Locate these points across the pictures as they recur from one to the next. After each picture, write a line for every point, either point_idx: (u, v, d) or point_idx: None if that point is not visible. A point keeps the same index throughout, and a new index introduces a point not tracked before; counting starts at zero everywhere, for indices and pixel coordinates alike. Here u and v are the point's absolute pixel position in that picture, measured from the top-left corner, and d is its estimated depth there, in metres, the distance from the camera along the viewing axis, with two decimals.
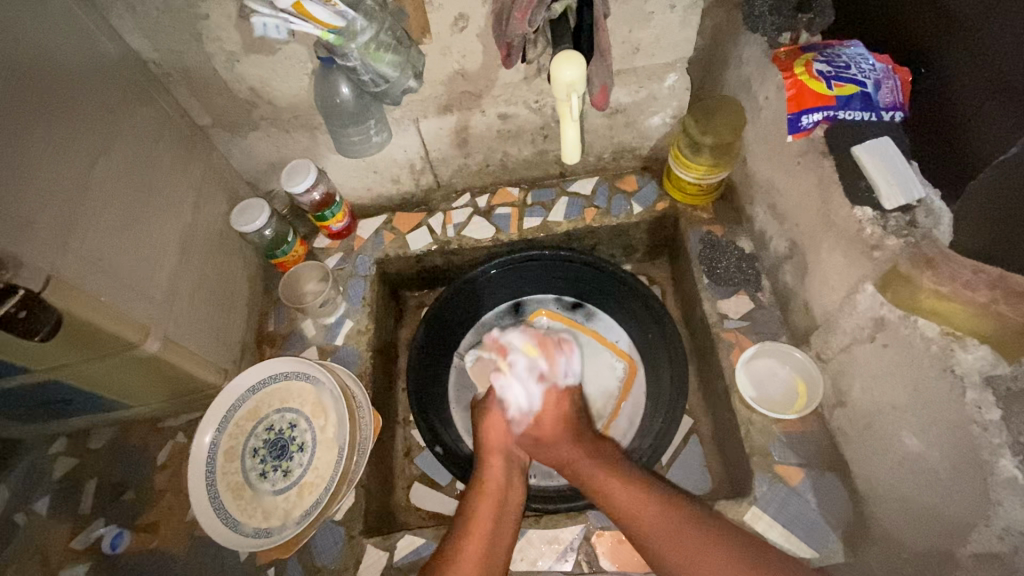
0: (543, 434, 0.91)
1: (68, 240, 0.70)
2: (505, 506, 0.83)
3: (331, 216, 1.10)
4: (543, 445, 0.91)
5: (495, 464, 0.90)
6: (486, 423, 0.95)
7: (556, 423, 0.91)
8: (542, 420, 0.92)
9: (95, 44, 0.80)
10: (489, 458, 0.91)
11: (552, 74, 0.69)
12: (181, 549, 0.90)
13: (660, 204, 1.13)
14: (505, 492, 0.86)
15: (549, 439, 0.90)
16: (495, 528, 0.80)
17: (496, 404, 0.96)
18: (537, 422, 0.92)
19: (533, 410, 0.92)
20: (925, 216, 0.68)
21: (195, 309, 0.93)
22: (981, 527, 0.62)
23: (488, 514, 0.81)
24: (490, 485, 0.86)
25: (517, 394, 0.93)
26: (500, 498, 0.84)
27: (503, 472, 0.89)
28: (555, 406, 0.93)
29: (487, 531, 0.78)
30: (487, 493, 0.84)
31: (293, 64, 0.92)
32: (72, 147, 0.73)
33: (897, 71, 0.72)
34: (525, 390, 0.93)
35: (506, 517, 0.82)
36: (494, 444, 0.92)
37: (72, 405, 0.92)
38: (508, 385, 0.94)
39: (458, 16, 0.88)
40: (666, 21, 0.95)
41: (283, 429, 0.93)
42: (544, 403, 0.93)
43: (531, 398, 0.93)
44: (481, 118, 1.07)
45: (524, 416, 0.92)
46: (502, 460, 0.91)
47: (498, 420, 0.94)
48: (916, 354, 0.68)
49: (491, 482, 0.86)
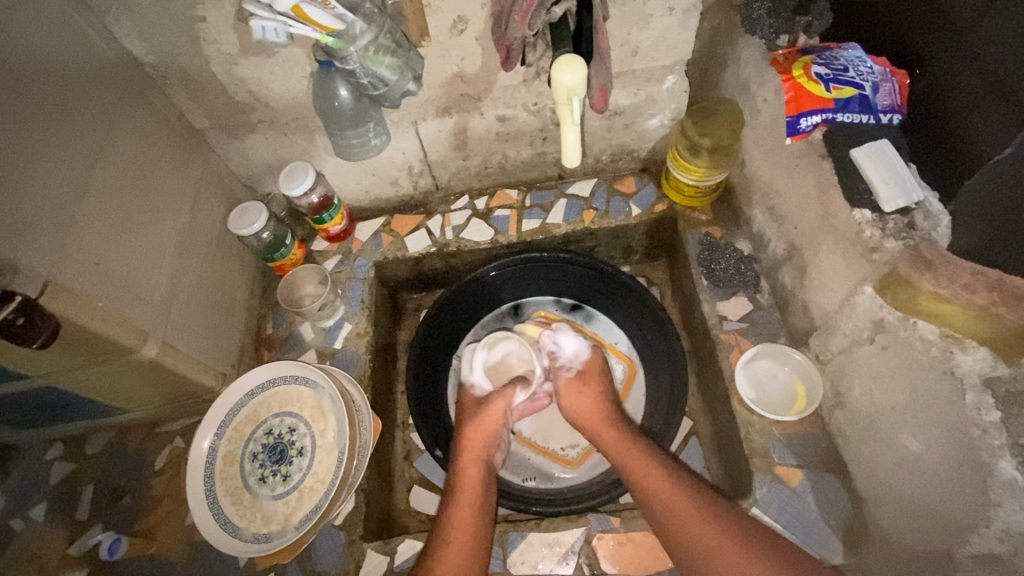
0: (589, 385, 0.98)
1: (66, 245, 0.69)
2: (482, 512, 0.82)
3: (330, 219, 1.09)
4: (586, 396, 0.96)
5: (469, 470, 0.88)
6: (473, 427, 0.93)
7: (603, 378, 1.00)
8: (590, 368, 1.00)
9: (92, 48, 0.80)
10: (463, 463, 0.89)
11: (553, 78, 0.69)
12: (180, 555, 0.90)
13: (659, 206, 1.13)
14: (483, 496, 0.85)
15: (595, 381, 0.99)
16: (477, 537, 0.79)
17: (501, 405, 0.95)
18: (584, 371, 1.00)
19: (581, 360, 1.02)
20: (924, 219, 0.68)
21: (194, 313, 0.93)
22: (981, 528, 0.62)
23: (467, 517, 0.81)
24: (468, 493, 0.84)
25: (568, 348, 1.03)
26: (479, 504, 0.83)
27: (480, 479, 0.87)
28: (602, 367, 1.02)
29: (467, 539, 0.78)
30: (465, 495, 0.84)
31: (291, 67, 0.91)
32: (68, 151, 0.72)
33: (896, 73, 0.73)
34: (574, 345, 1.04)
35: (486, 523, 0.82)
36: (475, 451, 0.90)
37: (69, 410, 0.91)
38: (558, 343, 1.04)
39: (456, 18, 0.87)
40: (664, 24, 0.95)
41: (283, 434, 0.92)
42: (592, 361, 1.02)
43: (580, 354, 1.03)
44: (480, 120, 1.07)
45: (572, 364, 1.01)
46: (481, 469, 0.89)
47: (490, 424, 0.93)
48: (915, 357, 0.68)
49: (467, 485, 0.85)
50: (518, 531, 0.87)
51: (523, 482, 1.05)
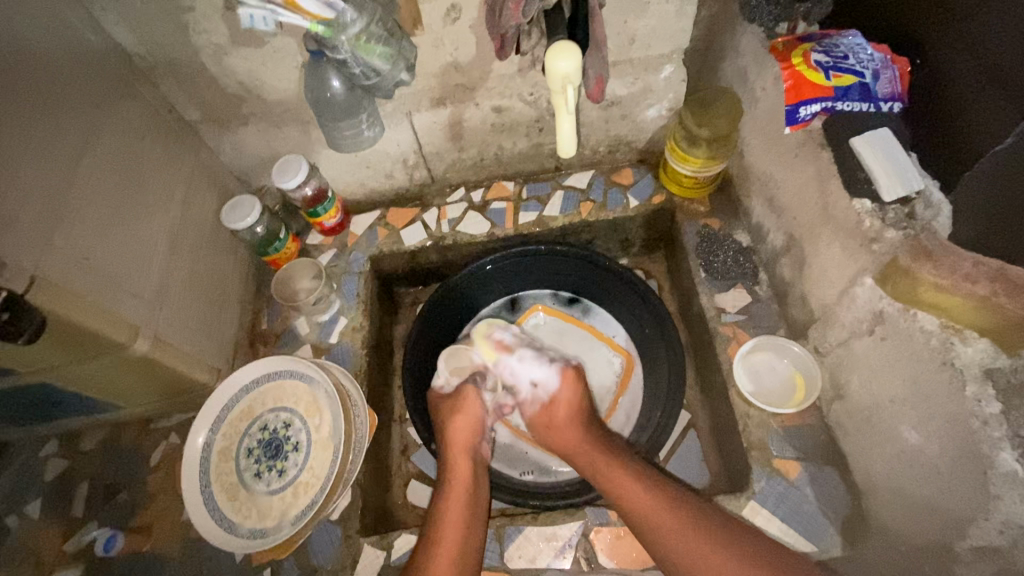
0: (555, 414, 0.93)
1: (52, 239, 0.68)
2: (474, 507, 0.83)
3: (324, 213, 1.08)
4: (554, 425, 0.92)
5: (461, 465, 0.88)
6: (452, 424, 0.92)
7: (574, 403, 0.93)
8: (558, 400, 0.94)
9: (78, 39, 0.78)
10: (454, 458, 0.89)
11: (547, 65, 0.68)
12: (176, 552, 0.89)
13: (656, 197, 1.12)
14: (473, 491, 0.85)
15: (563, 415, 0.92)
16: (468, 531, 0.79)
17: (472, 396, 0.95)
18: (551, 402, 0.94)
19: (550, 389, 0.95)
20: (925, 209, 0.67)
21: (186, 308, 0.92)
22: (981, 520, 0.61)
23: (459, 512, 0.81)
24: (459, 487, 0.85)
25: (533, 376, 0.98)
26: (471, 500, 0.83)
27: (471, 470, 0.88)
28: (573, 391, 0.94)
29: (458, 535, 0.77)
30: (456, 492, 0.84)
31: (283, 57, 0.90)
32: (54, 143, 0.71)
33: (896, 61, 0.72)
34: (540, 373, 0.97)
35: (477, 517, 0.82)
36: (461, 445, 0.90)
37: (62, 407, 0.90)
38: (516, 373, 1.00)
39: (450, 7, 0.86)
40: (662, 12, 0.93)
41: (278, 429, 0.91)
42: (562, 388, 0.94)
43: (549, 381, 0.96)
44: (475, 111, 1.05)
45: (538, 393, 0.96)
46: (469, 462, 0.89)
47: (467, 419, 0.92)
48: (915, 348, 0.67)
49: (457, 482, 0.86)
50: (514, 526, 0.86)
51: (521, 476, 1.05)
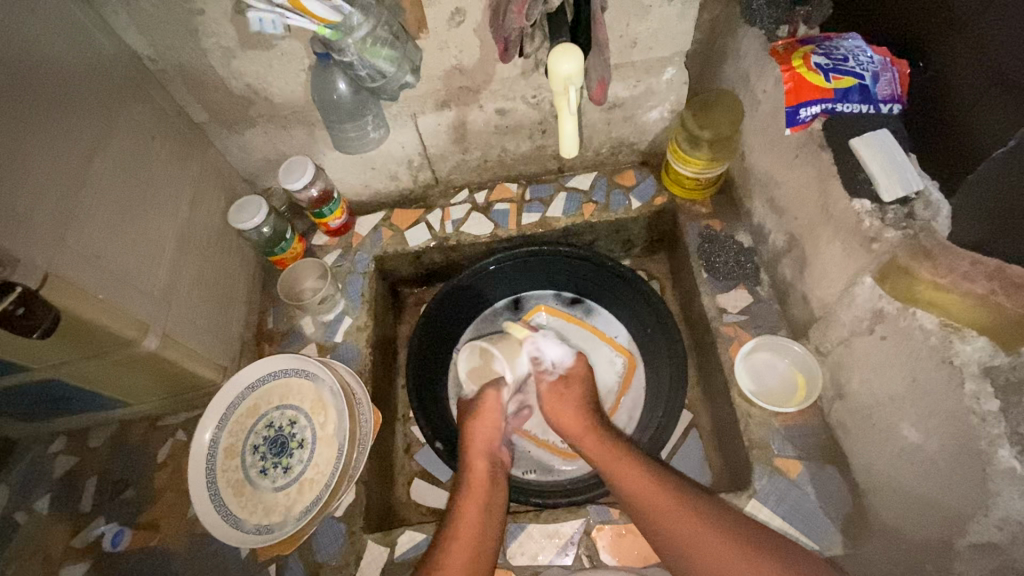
0: (568, 391, 0.96)
1: (65, 237, 0.70)
2: (492, 506, 0.83)
3: (330, 213, 1.09)
4: (567, 401, 0.94)
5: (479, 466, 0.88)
6: (471, 427, 0.92)
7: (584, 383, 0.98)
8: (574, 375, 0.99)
9: (92, 43, 0.80)
10: (472, 460, 0.89)
11: (551, 67, 0.69)
12: (182, 547, 0.90)
13: (659, 198, 1.13)
14: (491, 491, 0.85)
15: (575, 393, 0.96)
16: (483, 533, 0.79)
17: (494, 397, 0.93)
18: (565, 377, 0.98)
19: (566, 365, 1.00)
20: (924, 209, 0.68)
21: (194, 307, 0.93)
22: (979, 517, 0.62)
23: (475, 511, 0.81)
24: (475, 486, 0.85)
25: (551, 354, 1.00)
26: (486, 500, 0.83)
27: (488, 472, 0.88)
28: (584, 372, 1.00)
29: (473, 535, 0.78)
30: (473, 491, 0.84)
31: (290, 60, 0.92)
32: (68, 143, 0.72)
33: (896, 63, 0.72)
34: (557, 351, 1.01)
35: (494, 517, 0.82)
36: (478, 449, 0.90)
37: (71, 403, 0.91)
38: (540, 348, 0.99)
39: (454, 10, 0.87)
40: (664, 15, 0.94)
41: (283, 426, 0.93)
42: (576, 366, 1.01)
43: (564, 359, 1.01)
44: (479, 113, 1.07)
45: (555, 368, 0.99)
46: (486, 463, 0.89)
47: (487, 424, 0.92)
48: (914, 345, 0.68)
49: (474, 482, 0.86)
50: (517, 523, 0.87)
51: (522, 474, 1.06)
